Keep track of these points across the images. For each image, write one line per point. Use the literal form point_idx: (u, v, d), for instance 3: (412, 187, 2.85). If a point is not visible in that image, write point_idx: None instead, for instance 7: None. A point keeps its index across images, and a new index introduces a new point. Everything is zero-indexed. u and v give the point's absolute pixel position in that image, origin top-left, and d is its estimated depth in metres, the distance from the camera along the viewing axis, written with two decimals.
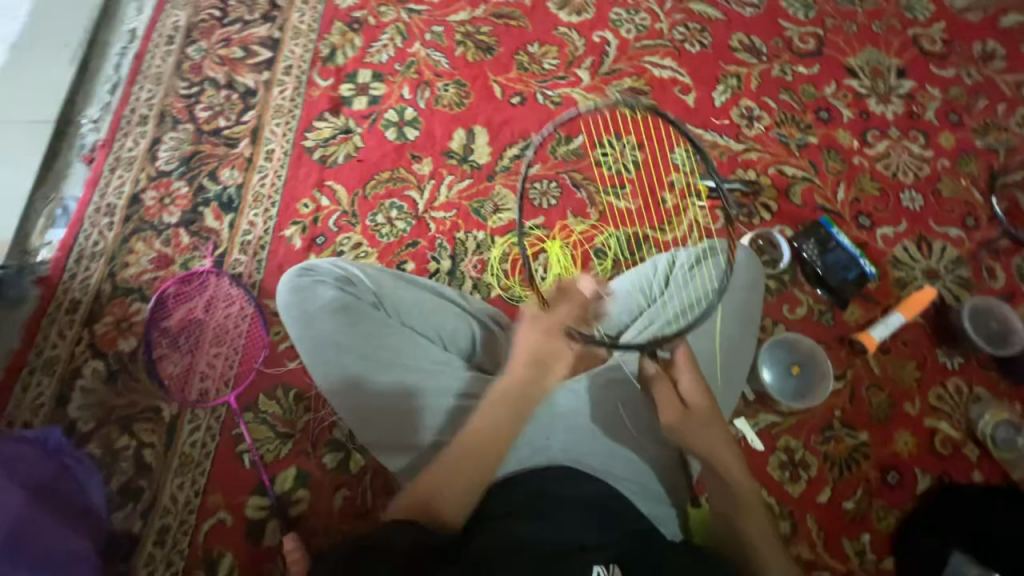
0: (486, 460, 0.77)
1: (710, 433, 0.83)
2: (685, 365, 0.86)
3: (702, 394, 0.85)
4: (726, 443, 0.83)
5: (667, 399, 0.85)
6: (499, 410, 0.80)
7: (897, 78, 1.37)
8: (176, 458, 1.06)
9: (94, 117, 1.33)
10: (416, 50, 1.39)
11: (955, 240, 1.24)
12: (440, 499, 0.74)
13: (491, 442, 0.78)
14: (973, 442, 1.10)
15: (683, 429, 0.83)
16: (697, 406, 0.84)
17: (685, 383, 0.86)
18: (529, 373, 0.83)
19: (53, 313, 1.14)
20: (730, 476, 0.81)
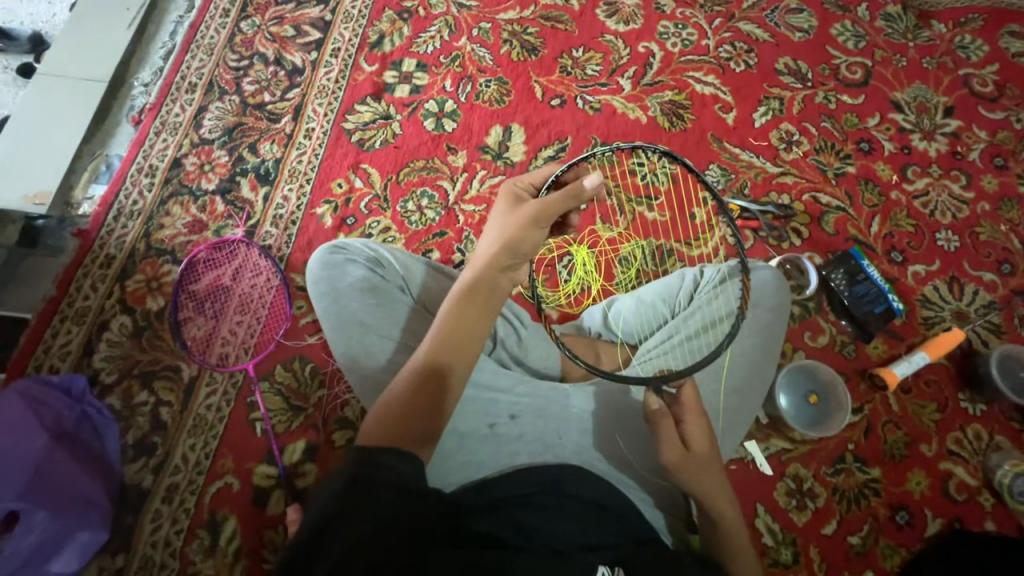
0: (453, 357, 0.72)
1: (707, 480, 0.79)
2: (690, 405, 0.80)
3: (703, 438, 0.79)
4: (722, 488, 0.80)
5: (669, 438, 0.79)
6: (462, 305, 0.75)
7: (943, 116, 1.35)
8: (191, 418, 1.08)
9: (146, 81, 1.37)
10: (461, 45, 1.40)
11: (988, 285, 1.22)
12: (405, 406, 0.68)
13: (458, 338, 0.73)
14: (989, 491, 1.08)
15: (682, 472, 0.78)
16: (698, 452, 0.79)
17: (688, 424, 0.79)
18: (498, 260, 0.77)
19: (87, 265, 1.17)
20: (723, 519, 0.79)
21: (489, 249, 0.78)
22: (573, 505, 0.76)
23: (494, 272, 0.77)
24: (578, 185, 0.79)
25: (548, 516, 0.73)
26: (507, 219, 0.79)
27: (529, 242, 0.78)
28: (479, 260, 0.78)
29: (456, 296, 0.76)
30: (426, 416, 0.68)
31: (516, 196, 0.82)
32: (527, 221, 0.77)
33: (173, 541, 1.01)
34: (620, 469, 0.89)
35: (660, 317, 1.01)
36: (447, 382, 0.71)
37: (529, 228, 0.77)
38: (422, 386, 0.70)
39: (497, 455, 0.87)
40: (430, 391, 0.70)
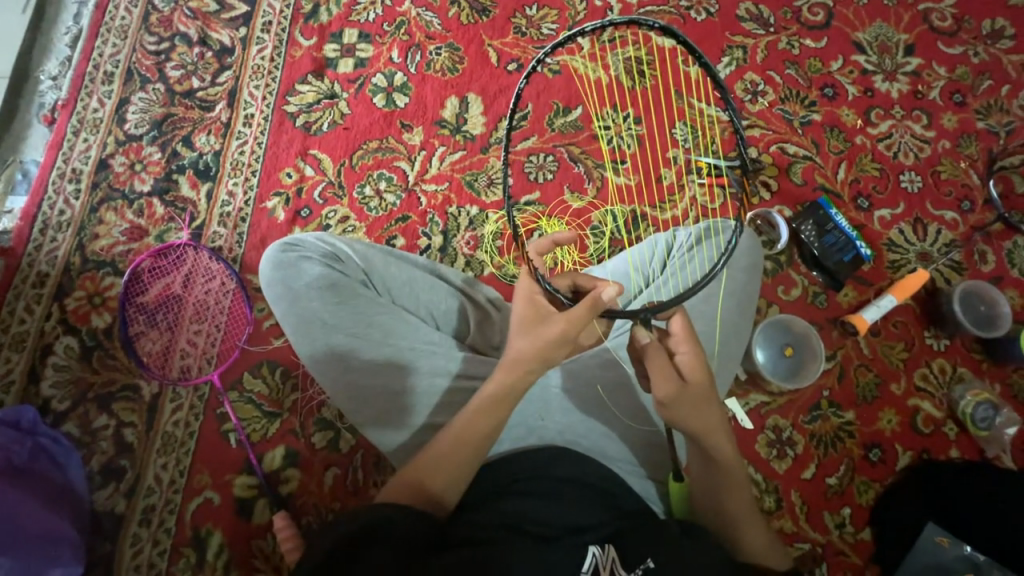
0: (478, 432, 0.74)
1: (706, 415, 0.74)
2: (682, 335, 0.75)
3: (700, 368, 0.74)
4: (721, 421, 0.75)
5: (665, 373, 0.73)
6: (485, 406, 0.75)
7: (905, 55, 1.33)
8: (158, 438, 1.04)
9: (54, 74, 1.22)
10: (406, 9, 1.29)
11: (950, 223, 1.24)
12: (431, 472, 0.72)
13: (477, 437, 0.74)
14: (953, 421, 1.13)
15: (678, 408, 0.73)
16: (695, 383, 0.74)
17: (683, 355, 0.75)
18: (526, 374, 0.76)
19: (18, 286, 1.08)
20: (723, 455, 0.75)
21: (507, 356, 0.76)
22: (562, 486, 0.76)
23: (519, 385, 0.76)
24: (599, 300, 0.71)
25: (537, 501, 0.73)
26: (532, 334, 0.75)
27: (552, 359, 0.76)
28: (503, 367, 0.76)
29: (484, 394, 0.76)
30: (438, 490, 0.72)
31: (535, 308, 0.77)
32: (549, 345, 0.74)
33: (157, 562, 0.98)
34: (605, 446, 0.87)
35: (635, 286, 0.97)
36: (476, 454, 0.74)
37: (551, 349, 0.75)
38: (454, 453, 0.73)
39: None
40: (458, 457, 0.73)
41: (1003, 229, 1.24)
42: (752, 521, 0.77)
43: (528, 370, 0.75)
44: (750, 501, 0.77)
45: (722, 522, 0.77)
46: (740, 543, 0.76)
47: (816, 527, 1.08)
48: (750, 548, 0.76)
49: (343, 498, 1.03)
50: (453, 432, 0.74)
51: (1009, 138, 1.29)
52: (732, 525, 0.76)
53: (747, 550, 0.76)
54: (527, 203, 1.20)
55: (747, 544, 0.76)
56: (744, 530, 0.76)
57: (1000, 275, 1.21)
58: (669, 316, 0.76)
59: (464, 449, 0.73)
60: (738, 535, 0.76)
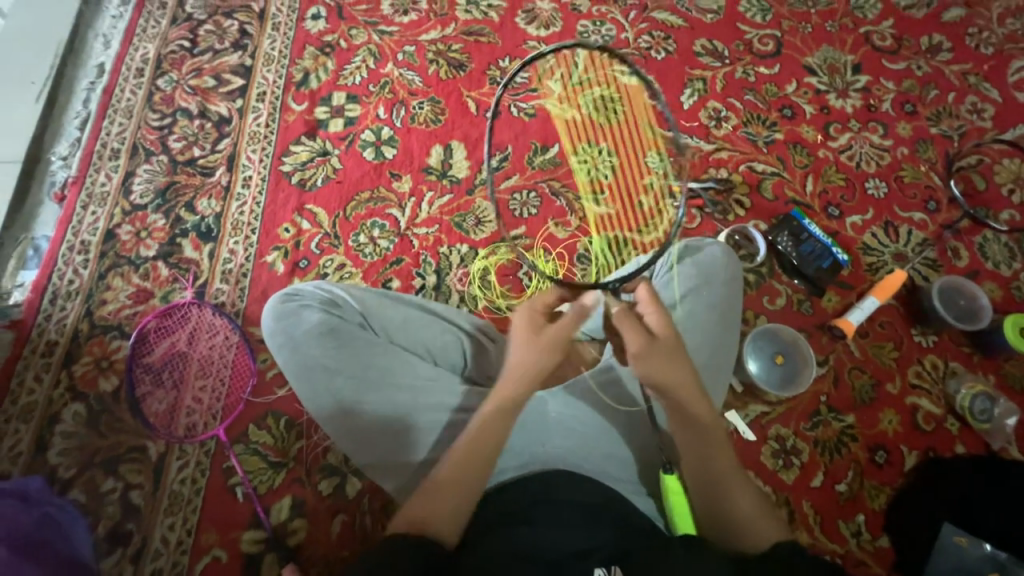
0: (478, 455, 0.77)
1: (679, 369, 0.82)
2: (648, 300, 0.86)
3: (666, 324, 0.84)
4: (693, 378, 0.82)
5: (635, 332, 0.83)
6: (489, 428, 0.79)
7: (853, 74, 1.44)
8: (165, 498, 1.04)
9: (65, 154, 1.31)
10: (389, 71, 1.40)
11: (919, 223, 1.30)
12: (428, 497, 0.74)
13: (485, 452, 0.78)
14: (953, 415, 1.14)
15: (651, 362, 0.81)
16: (663, 338, 0.83)
17: (651, 317, 0.85)
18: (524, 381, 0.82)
19: (28, 357, 1.12)
20: (699, 412, 0.82)
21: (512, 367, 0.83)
22: (566, 510, 0.77)
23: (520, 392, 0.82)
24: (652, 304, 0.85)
25: (543, 528, 0.74)
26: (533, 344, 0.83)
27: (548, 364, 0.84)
28: (509, 379, 0.82)
29: (486, 413, 0.81)
30: (454, 514, 0.73)
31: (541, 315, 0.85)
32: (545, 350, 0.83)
33: None
34: (607, 469, 0.87)
35: None
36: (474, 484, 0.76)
37: (547, 354, 0.83)
38: (458, 473, 0.75)
39: (485, 474, 0.86)
40: (464, 480, 0.75)
41: (971, 225, 1.30)
42: (740, 478, 0.79)
43: (529, 379, 0.82)
44: (733, 459, 0.81)
45: (715, 485, 0.79)
46: (732, 500, 0.77)
47: (833, 538, 1.07)
48: (744, 502, 0.77)
49: (352, 546, 1.03)
50: (474, 438, 0.78)
51: (962, 141, 1.38)
52: (720, 488, 0.78)
53: (740, 514, 0.76)
54: (516, 237, 1.27)
55: (739, 499, 0.77)
56: (734, 491, 0.78)
57: (975, 268, 1.26)
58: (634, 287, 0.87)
59: (467, 467, 0.76)
60: (728, 497, 0.78)
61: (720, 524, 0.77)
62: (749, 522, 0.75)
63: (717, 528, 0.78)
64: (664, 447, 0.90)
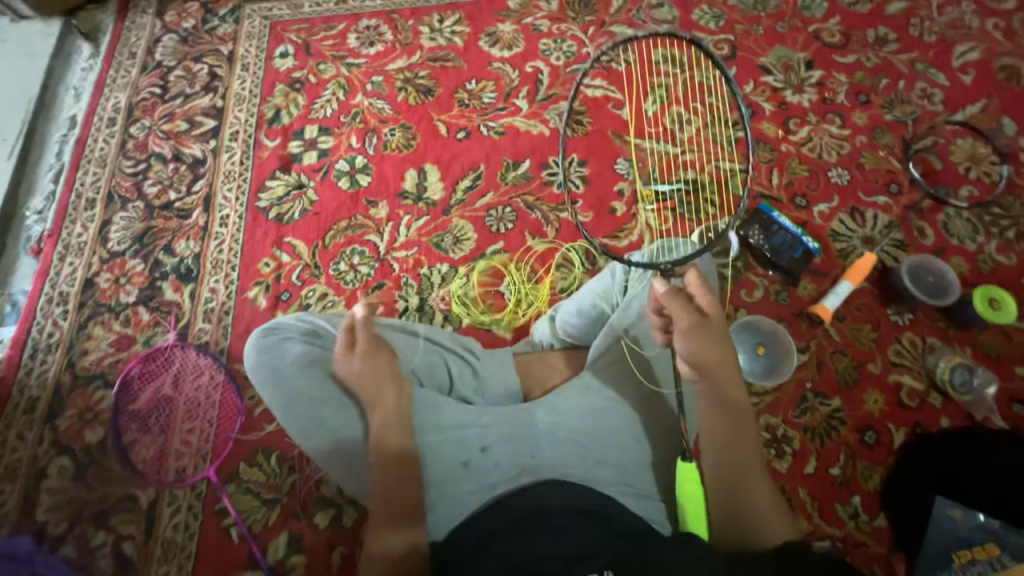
0: (409, 473, 0.84)
1: (724, 355, 0.86)
2: (699, 283, 0.90)
3: (718, 308, 0.88)
4: (733, 368, 0.87)
5: (687, 310, 0.87)
6: (393, 444, 0.85)
7: (806, 70, 1.49)
8: (158, 546, 1.02)
9: (40, 208, 1.31)
10: (359, 101, 1.43)
11: (883, 207, 1.34)
12: (383, 528, 0.81)
13: (399, 463, 0.84)
14: (936, 390, 1.16)
15: (699, 342, 0.85)
16: (713, 321, 0.87)
17: (703, 299, 0.88)
18: (374, 401, 0.87)
19: (10, 414, 1.10)
20: (733, 401, 0.85)
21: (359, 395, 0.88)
22: (560, 519, 0.77)
23: (386, 409, 0.87)
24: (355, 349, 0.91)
25: (538, 538, 0.75)
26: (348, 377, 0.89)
27: (381, 386, 0.89)
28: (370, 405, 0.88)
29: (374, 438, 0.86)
30: (404, 525, 0.81)
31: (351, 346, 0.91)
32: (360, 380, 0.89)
33: None
34: (600, 473, 0.88)
35: (603, 314, 1.03)
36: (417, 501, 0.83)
37: (361, 383, 0.89)
38: (393, 488, 0.83)
39: (478, 491, 0.86)
40: (403, 492, 0.83)
41: (933, 204, 1.34)
42: (762, 472, 0.82)
43: (376, 398, 0.88)
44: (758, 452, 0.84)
45: (736, 475, 0.81)
46: (749, 491, 0.79)
47: (832, 523, 1.08)
48: (761, 495, 0.79)
49: None
50: (382, 457, 0.85)
51: (915, 125, 1.43)
52: (740, 479, 0.80)
53: (760, 504, 0.78)
54: (494, 253, 1.28)
55: (757, 492, 0.79)
56: (755, 483, 0.80)
57: (941, 246, 1.30)
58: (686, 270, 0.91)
59: (400, 480, 0.84)
60: (746, 488, 0.79)
61: (736, 515, 0.78)
62: (768, 513, 0.77)
63: (732, 518, 0.78)
64: (654, 447, 0.91)
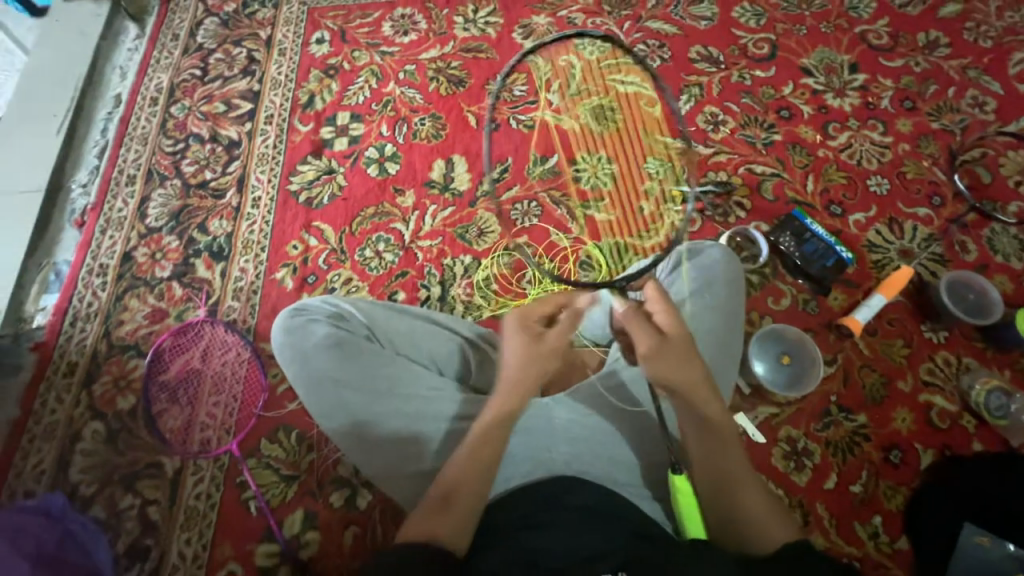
0: (472, 463, 0.80)
1: (692, 370, 0.83)
2: (657, 298, 0.88)
3: (676, 323, 0.85)
4: (706, 380, 0.84)
5: (645, 329, 0.85)
6: (492, 437, 0.82)
7: (850, 73, 1.44)
8: (181, 513, 1.07)
9: (84, 182, 1.36)
10: (391, 89, 1.44)
11: (924, 219, 1.29)
12: (428, 513, 0.75)
13: (486, 456, 0.81)
14: (970, 412, 1.12)
15: (662, 360, 0.83)
16: (673, 338, 0.84)
17: (660, 315, 0.87)
18: (521, 388, 0.86)
19: (50, 378, 1.16)
20: (711, 412, 0.83)
21: (506, 375, 0.87)
22: (573, 515, 0.78)
23: (518, 395, 0.86)
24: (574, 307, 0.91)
25: (550, 532, 0.75)
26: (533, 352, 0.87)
27: (540, 373, 0.87)
28: (505, 388, 0.86)
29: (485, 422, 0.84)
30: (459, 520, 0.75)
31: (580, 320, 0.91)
32: (541, 359, 0.88)
33: None
34: (614, 473, 0.88)
35: None
36: (472, 493, 0.78)
37: (541, 364, 0.88)
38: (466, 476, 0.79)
39: (491, 482, 0.87)
40: (468, 487, 0.78)
41: (978, 218, 1.28)
42: (751, 479, 0.80)
43: (521, 387, 0.86)
44: (745, 459, 0.82)
45: (727, 484, 0.79)
46: (742, 500, 0.77)
47: (849, 540, 1.05)
48: (756, 504, 0.77)
49: (364, 557, 1.04)
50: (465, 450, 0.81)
51: (964, 135, 1.37)
52: (731, 488, 0.79)
53: (753, 514, 0.76)
54: (518, 247, 1.28)
55: (751, 500, 0.78)
56: (745, 492, 0.78)
57: (984, 262, 1.25)
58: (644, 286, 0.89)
59: (473, 472, 0.79)
60: (739, 497, 0.78)
61: (730, 525, 0.77)
62: (761, 522, 0.76)
63: (727, 530, 0.77)
64: (670, 451, 0.90)
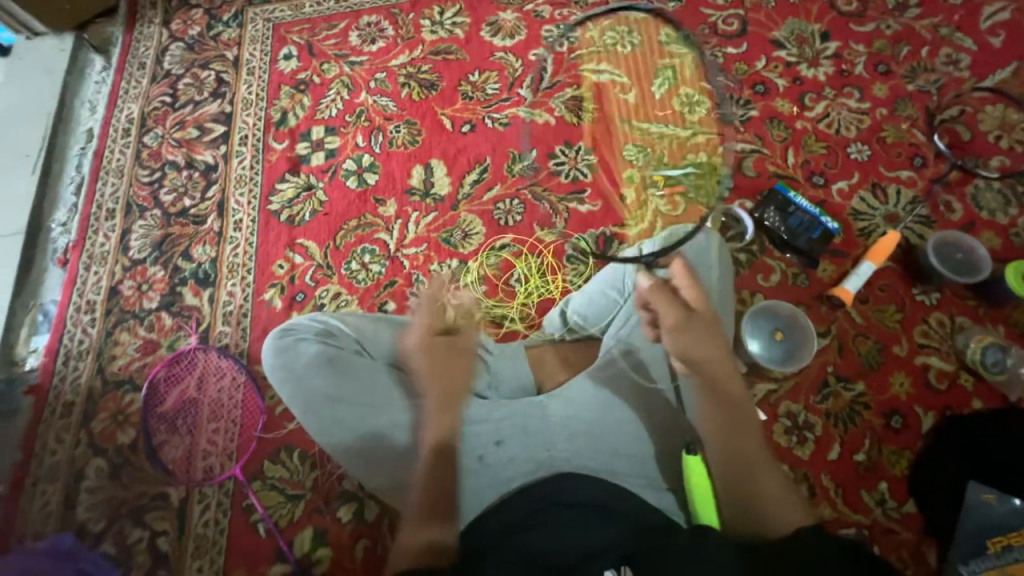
0: (451, 470, 0.82)
1: (716, 348, 0.83)
2: (684, 274, 0.85)
3: (704, 300, 0.83)
4: (727, 360, 0.84)
5: (671, 305, 0.82)
6: (438, 452, 0.83)
7: (822, 42, 1.43)
8: (191, 541, 1.07)
9: (64, 220, 1.36)
10: (363, 99, 1.43)
11: (907, 181, 1.28)
12: (419, 524, 0.78)
13: (442, 467, 0.82)
14: (967, 371, 1.12)
15: (686, 337, 0.81)
16: (700, 315, 0.83)
17: (688, 291, 0.84)
18: (443, 405, 0.86)
19: (48, 419, 1.16)
20: (730, 391, 0.83)
21: (430, 397, 0.88)
22: (577, 511, 0.78)
23: (445, 409, 0.86)
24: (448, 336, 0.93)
25: (555, 531, 0.76)
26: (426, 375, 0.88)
27: (452, 391, 0.87)
28: (432, 407, 0.87)
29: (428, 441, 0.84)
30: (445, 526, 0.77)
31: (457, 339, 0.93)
32: (443, 378, 0.88)
33: None
34: (615, 465, 0.88)
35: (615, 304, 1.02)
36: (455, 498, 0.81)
37: (450, 384, 0.88)
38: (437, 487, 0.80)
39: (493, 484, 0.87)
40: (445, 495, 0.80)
41: (961, 176, 1.28)
42: (767, 458, 0.80)
43: (444, 404, 0.87)
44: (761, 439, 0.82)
45: (741, 462, 0.79)
46: (757, 478, 0.78)
47: (857, 509, 1.05)
48: (769, 483, 0.77)
49: (376, 569, 1.04)
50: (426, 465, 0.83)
51: (941, 94, 1.36)
52: (747, 467, 0.79)
53: (768, 491, 0.77)
54: (504, 246, 1.28)
55: (766, 479, 0.78)
56: (760, 471, 0.79)
57: (970, 220, 1.24)
58: (670, 262, 0.86)
59: (443, 482, 0.81)
60: (753, 476, 0.78)
61: (743, 504, 0.77)
62: (777, 499, 0.76)
63: (740, 507, 0.77)
64: (670, 437, 0.90)
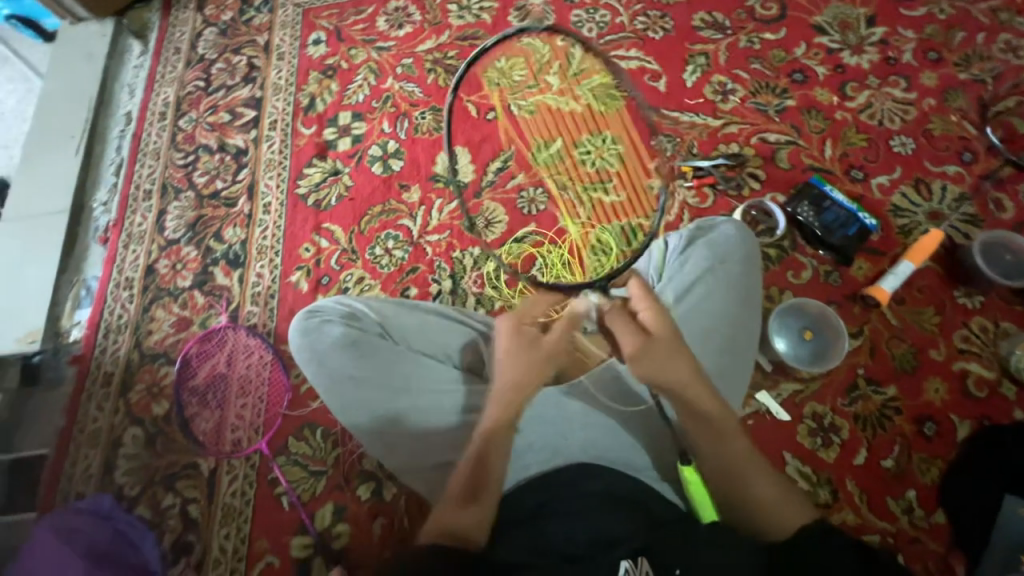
0: (499, 460, 0.81)
1: (678, 366, 0.81)
2: (640, 296, 0.87)
3: (660, 321, 0.84)
4: (696, 374, 0.81)
5: (627, 329, 0.85)
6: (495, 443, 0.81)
7: (868, 28, 1.35)
8: (219, 510, 1.12)
9: (105, 200, 1.41)
10: (389, 85, 1.43)
11: (954, 177, 1.21)
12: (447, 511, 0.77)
13: (490, 458, 0.80)
14: (1009, 379, 1.07)
15: (647, 359, 0.81)
16: (659, 336, 0.83)
17: (644, 313, 0.85)
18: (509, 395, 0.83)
19: (90, 388, 1.22)
20: (708, 406, 0.80)
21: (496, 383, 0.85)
22: (592, 501, 0.78)
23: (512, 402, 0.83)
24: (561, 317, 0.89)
25: (568, 519, 0.76)
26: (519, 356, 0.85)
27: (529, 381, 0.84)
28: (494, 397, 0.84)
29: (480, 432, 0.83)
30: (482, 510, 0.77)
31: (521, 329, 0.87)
32: (527, 364, 0.84)
33: None
34: (632, 458, 0.87)
35: None
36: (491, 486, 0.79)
37: (531, 371, 0.84)
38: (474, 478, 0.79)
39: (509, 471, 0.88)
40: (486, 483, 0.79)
41: (1014, 173, 1.21)
42: (755, 465, 0.78)
43: (511, 395, 0.84)
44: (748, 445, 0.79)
45: (733, 473, 0.77)
46: (750, 486, 0.76)
47: (882, 516, 1.02)
48: (763, 489, 0.76)
49: (393, 546, 1.07)
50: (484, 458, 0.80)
51: (997, 84, 1.28)
52: (739, 476, 0.77)
53: (763, 498, 0.75)
54: (527, 235, 1.29)
55: (759, 485, 0.76)
56: (752, 478, 0.77)
57: (1021, 220, 1.17)
58: (628, 282, 0.89)
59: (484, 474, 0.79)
60: (747, 485, 0.76)
61: (742, 512, 0.76)
62: (771, 508, 0.74)
63: (740, 515, 0.76)
64: None
